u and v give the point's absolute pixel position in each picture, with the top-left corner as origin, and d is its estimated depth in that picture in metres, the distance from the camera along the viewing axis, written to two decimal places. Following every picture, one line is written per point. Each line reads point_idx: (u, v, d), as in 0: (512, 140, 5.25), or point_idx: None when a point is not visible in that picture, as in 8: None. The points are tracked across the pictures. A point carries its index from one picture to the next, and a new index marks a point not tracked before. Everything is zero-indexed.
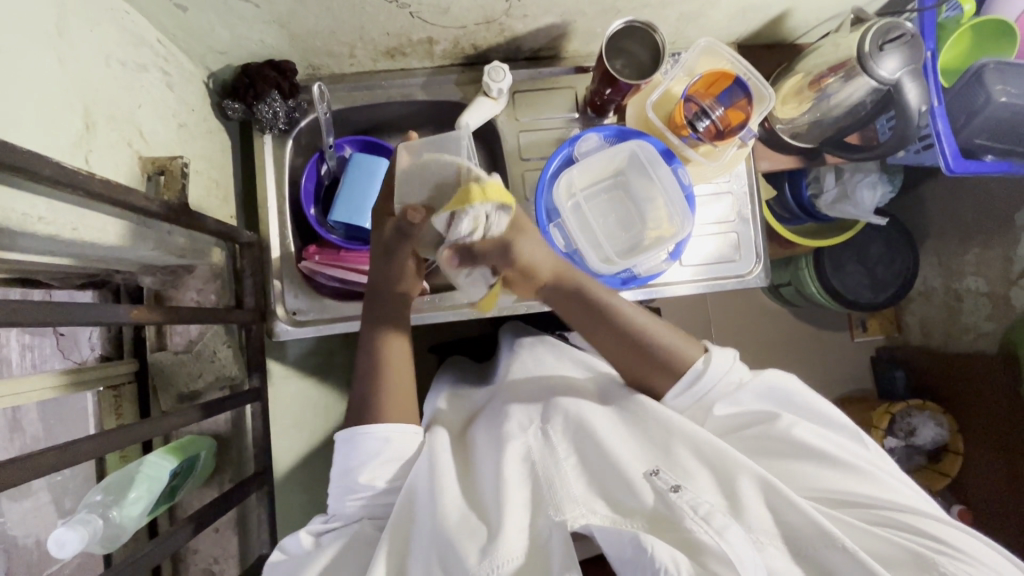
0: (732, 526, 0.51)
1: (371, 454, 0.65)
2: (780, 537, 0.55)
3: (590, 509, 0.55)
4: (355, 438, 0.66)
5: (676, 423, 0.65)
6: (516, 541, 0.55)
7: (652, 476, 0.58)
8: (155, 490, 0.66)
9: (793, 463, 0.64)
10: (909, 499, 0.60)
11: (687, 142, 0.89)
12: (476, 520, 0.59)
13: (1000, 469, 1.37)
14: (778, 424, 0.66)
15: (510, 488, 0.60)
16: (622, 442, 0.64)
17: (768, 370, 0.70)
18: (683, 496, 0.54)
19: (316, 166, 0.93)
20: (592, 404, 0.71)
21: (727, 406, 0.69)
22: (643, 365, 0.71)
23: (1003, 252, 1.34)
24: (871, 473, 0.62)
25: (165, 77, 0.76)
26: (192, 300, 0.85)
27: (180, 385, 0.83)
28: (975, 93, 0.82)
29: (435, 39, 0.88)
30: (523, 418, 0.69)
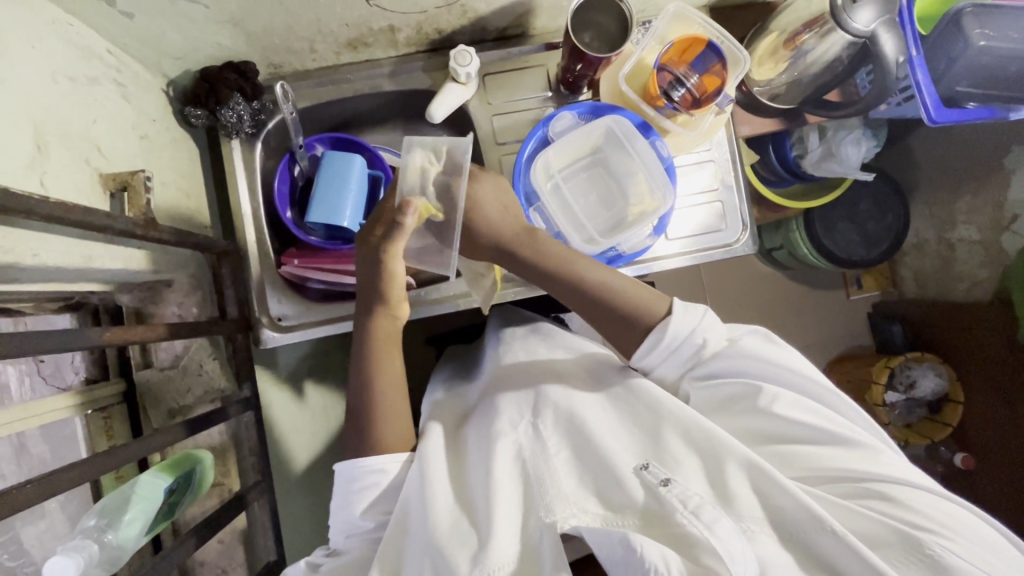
0: (722, 519, 0.51)
1: (370, 485, 0.66)
2: (768, 520, 0.55)
3: (581, 509, 0.56)
4: (350, 468, 0.66)
5: (664, 407, 0.66)
6: (507, 546, 0.56)
7: (641, 471, 0.59)
8: (149, 510, 0.65)
9: (789, 444, 0.63)
10: (900, 472, 0.60)
11: (663, 112, 0.87)
12: (467, 526, 0.59)
13: (1002, 414, 1.39)
14: (763, 397, 0.65)
15: (500, 489, 0.60)
16: (609, 432, 0.64)
17: (736, 337, 0.69)
18: (673, 490, 0.55)
19: (288, 167, 0.91)
20: (583, 393, 0.70)
21: (700, 375, 0.70)
22: (618, 327, 0.72)
23: (994, 199, 1.34)
24: (863, 447, 0.62)
25: (120, 89, 0.73)
26: (173, 315, 0.83)
27: (170, 402, 0.83)
28: (952, 40, 0.78)
29: (396, 27, 0.85)
30: (514, 413, 0.69)
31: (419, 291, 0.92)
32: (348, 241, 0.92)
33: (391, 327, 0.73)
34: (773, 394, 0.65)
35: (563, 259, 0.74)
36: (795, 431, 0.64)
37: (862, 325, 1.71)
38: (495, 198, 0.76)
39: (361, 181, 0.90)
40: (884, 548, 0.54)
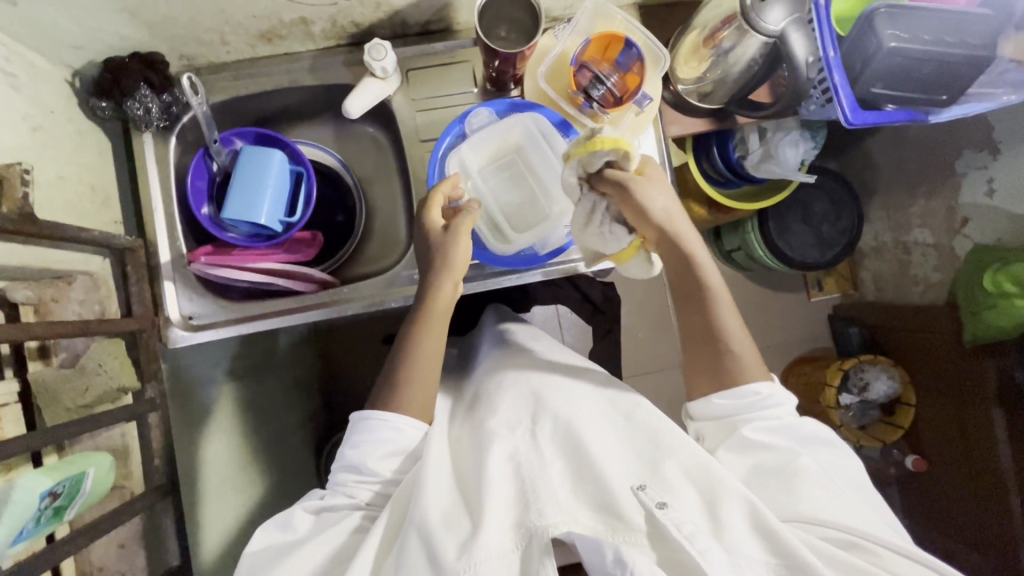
0: (713, 549, 0.55)
1: (386, 438, 0.72)
2: (765, 560, 0.57)
3: (573, 517, 0.59)
4: (365, 421, 0.74)
5: (674, 445, 0.67)
6: (497, 541, 0.60)
7: (637, 491, 0.61)
8: (22, 517, 0.63)
9: (797, 485, 0.65)
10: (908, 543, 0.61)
11: (585, 111, 0.86)
12: (459, 514, 0.64)
13: (951, 417, 1.39)
14: (798, 459, 0.68)
15: (494, 488, 0.64)
16: (608, 453, 0.67)
17: (805, 418, 0.73)
18: (668, 514, 0.58)
19: (203, 163, 0.89)
20: (586, 412, 0.74)
21: (760, 427, 0.71)
22: (708, 368, 0.75)
23: (946, 203, 1.34)
24: (866, 514, 0.64)
25: (9, 78, 0.71)
26: (74, 314, 0.79)
27: (67, 402, 0.76)
28: (866, 39, 0.77)
29: (309, 19, 0.83)
30: (514, 418, 0.74)
31: (342, 288, 0.91)
32: (270, 237, 0.90)
33: (442, 303, 0.78)
34: (807, 462, 0.68)
35: (693, 283, 0.77)
36: (819, 483, 0.66)
37: (821, 327, 1.72)
38: (661, 205, 0.74)
39: (278, 176, 0.88)
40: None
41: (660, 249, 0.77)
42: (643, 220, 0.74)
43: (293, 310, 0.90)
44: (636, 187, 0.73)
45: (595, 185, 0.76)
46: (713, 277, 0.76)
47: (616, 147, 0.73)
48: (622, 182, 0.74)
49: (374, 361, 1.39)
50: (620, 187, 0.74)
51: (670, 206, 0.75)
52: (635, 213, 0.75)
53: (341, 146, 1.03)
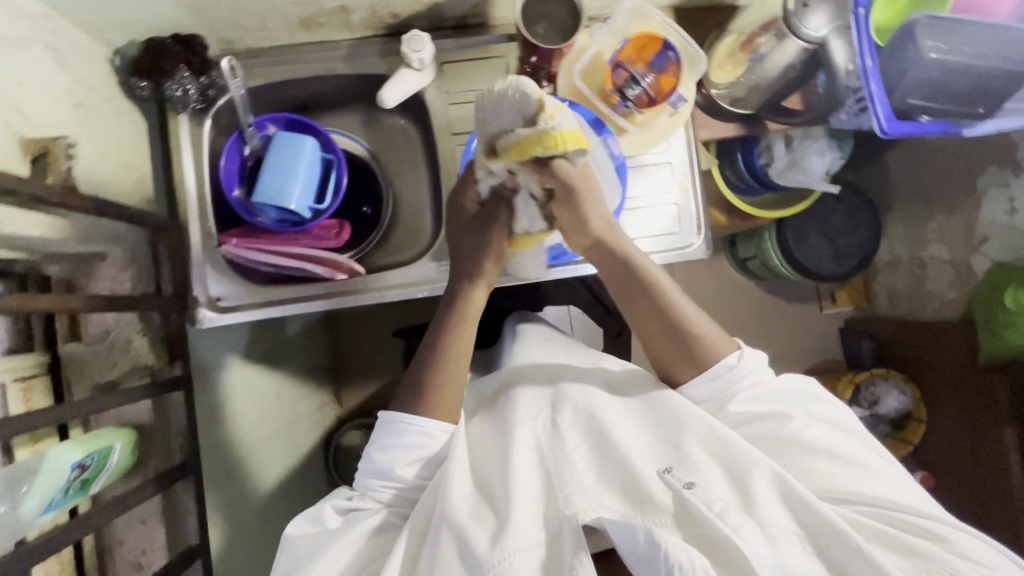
0: (745, 523, 0.56)
1: (415, 443, 0.73)
2: (796, 532, 0.60)
3: (601, 503, 0.61)
4: (393, 424, 0.75)
5: (685, 419, 0.71)
6: (528, 532, 0.62)
7: (663, 473, 0.64)
8: (52, 487, 0.64)
9: (812, 460, 0.68)
10: (921, 503, 0.64)
11: (618, 110, 0.87)
12: (484, 509, 0.66)
13: (960, 434, 1.39)
14: (792, 424, 0.71)
15: (519, 478, 0.66)
16: (628, 437, 0.70)
17: (785, 377, 0.77)
18: (696, 492, 0.60)
19: (237, 146, 0.90)
20: (602, 397, 0.76)
21: (743, 400, 0.74)
22: (676, 355, 0.77)
23: (965, 220, 1.34)
24: (878, 473, 0.67)
25: (55, 54, 0.72)
26: (106, 289, 0.80)
27: (95, 376, 0.79)
28: (906, 51, 0.77)
29: (349, 8, 0.84)
30: (532, 409, 0.76)
31: (366, 277, 0.92)
32: (297, 224, 0.90)
33: (476, 300, 0.82)
34: (804, 424, 0.71)
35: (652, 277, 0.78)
36: (830, 451, 0.69)
37: (833, 338, 1.72)
38: (599, 210, 0.77)
39: (310, 162, 0.89)
40: (906, 562, 0.58)
41: (595, 256, 0.80)
42: (581, 230, 0.78)
43: (320, 298, 0.90)
44: (582, 189, 0.74)
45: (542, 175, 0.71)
46: (655, 271, 0.79)
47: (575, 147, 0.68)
48: (566, 182, 0.72)
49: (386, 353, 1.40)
50: (567, 190, 0.73)
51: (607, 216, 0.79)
52: (574, 218, 0.76)
53: (371, 136, 1.03)
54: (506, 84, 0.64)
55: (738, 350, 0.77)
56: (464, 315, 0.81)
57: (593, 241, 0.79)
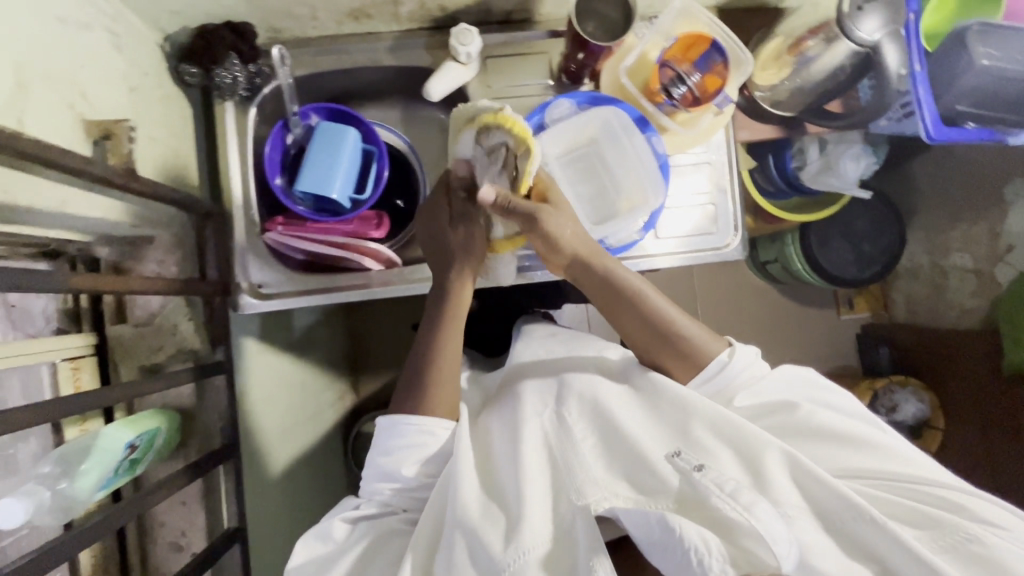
0: (759, 502, 0.53)
1: (417, 445, 0.70)
2: (810, 512, 0.61)
3: (612, 493, 0.62)
4: (394, 427, 0.71)
5: (690, 404, 0.69)
6: (540, 529, 0.62)
7: (674, 458, 0.62)
8: (107, 463, 0.65)
9: (822, 446, 0.68)
10: (927, 469, 0.66)
11: (662, 109, 0.87)
12: (496, 507, 0.65)
13: (978, 442, 1.39)
14: (802, 410, 0.69)
15: (529, 474, 0.66)
16: (636, 426, 0.69)
17: (786, 365, 0.76)
18: (706, 474, 0.58)
19: (281, 135, 0.90)
20: (608, 386, 0.75)
21: (747, 396, 0.73)
22: (665, 350, 0.75)
23: (992, 228, 1.34)
24: (885, 447, 0.68)
25: (113, 37, 0.72)
26: (151, 272, 0.80)
27: (141, 359, 0.81)
28: (956, 57, 0.77)
29: (400, 0, 0.84)
30: (538, 403, 0.75)
31: (402, 270, 0.92)
32: (337, 213, 0.91)
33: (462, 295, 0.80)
34: (810, 408, 0.70)
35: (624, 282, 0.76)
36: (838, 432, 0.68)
37: (850, 344, 1.71)
38: (568, 226, 0.77)
39: (353, 152, 0.89)
40: (923, 531, 0.61)
41: (576, 274, 0.79)
42: (555, 251, 0.77)
43: (360, 288, 0.91)
44: (546, 217, 0.75)
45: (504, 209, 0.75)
46: (628, 274, 0.77)
47: (519, 134, 0.74)
48: (531, 213, 0.75)
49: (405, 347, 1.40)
50: (529, 217, 0.75)
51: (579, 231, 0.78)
52: (545, 241, 0.76)
53: (408, 129, 1.03)
54: (469, 104, 0.79)
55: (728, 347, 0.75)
56: (454, 311, 0.79)
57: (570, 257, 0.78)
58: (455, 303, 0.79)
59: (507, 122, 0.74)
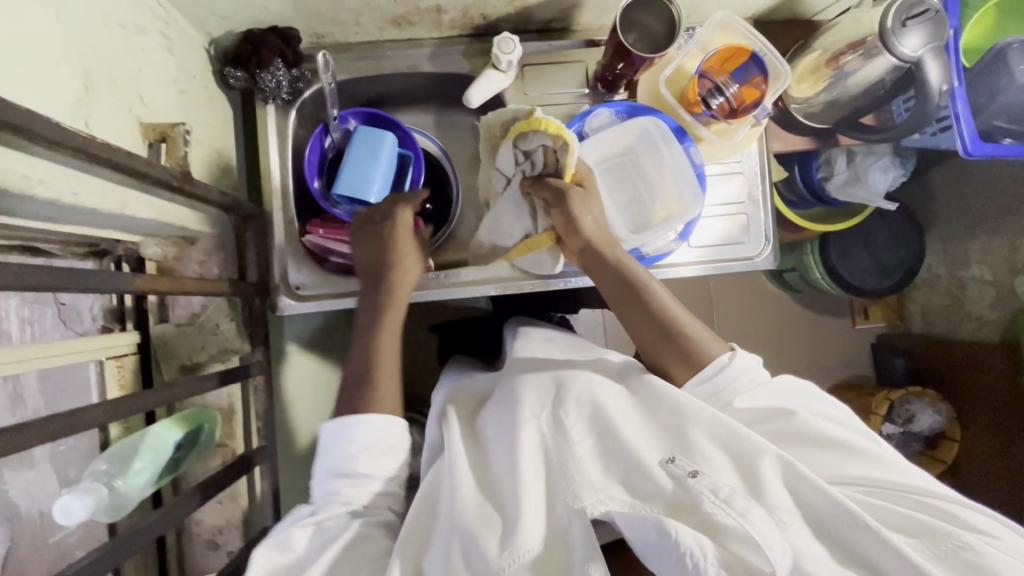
0: (753, 507, 0.52)
1: (370, 442, 0.69)
2: (805, 522, 0.56)
3: (609, 495, 0.58)
4: (344, 427, 0.70)
5: (686, 408, 0.66)
6: (533, 531, 0.58)
7: (667, 463, 0.60)
8: (158, 462, 0.66)
9: (818, 454, 0.64)
10: (920, 479, 0.62)
11: (699, 120, 0.87)
12: (489, 508, 0.62)
13: (996, 454, 1.39)
14: (796, 418, 0.66)
15: (526, 477, 0.62)
16: (632, 427, 0.65)
17: (779, 376, 0.73)
18: (702, 481, 0.56)
19: (320, 138, 0.91)
20: (603, 384, 0.72)
21: (746, 400, 0.70)
22: (668, 352, 0.74)
23: (1010, 241, 1.32)
24: (879, 457, 0.64)
25: (166, 41, 0.73)
26: (194, 272, 0.81)
27: (182, 357, 0.82)
28: (998, 74, 0.80)
29: (443, 8, 0.85)
30: (535, 403, 0.70)
31: (437, 274, 0.92)
32: None
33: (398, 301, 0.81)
34: (806, 417, 0.67)
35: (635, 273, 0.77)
36: (830, 439, 0.65)
37: (865, 354, 1.72)
38: (592, 212, 0.78)
39: (391, 156, 0.89)
40: (915, 539, 0.56)
41: (587, 264, 0.79)
42: (574, 231, 0.77)
43: None
44: (575, 199, 0.77)
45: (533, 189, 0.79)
46: (640, 269, 0.77)
47: (556, 132, 0.74)
48: (560, 191, 0.77)
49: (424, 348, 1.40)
50: (558, 194, 0.77)
51: (601, 221, 0.79)
52: (566, 222, 0.78)
53: (441, 134, 1.04)
54: (497, 112, 0.79)
55: (729, 351, 0.74)
56: (396, 294, 0.81)
57: (586, 245, 0.78)
58: (392, 288, 0.81)
59: (541, 123, 0.74)
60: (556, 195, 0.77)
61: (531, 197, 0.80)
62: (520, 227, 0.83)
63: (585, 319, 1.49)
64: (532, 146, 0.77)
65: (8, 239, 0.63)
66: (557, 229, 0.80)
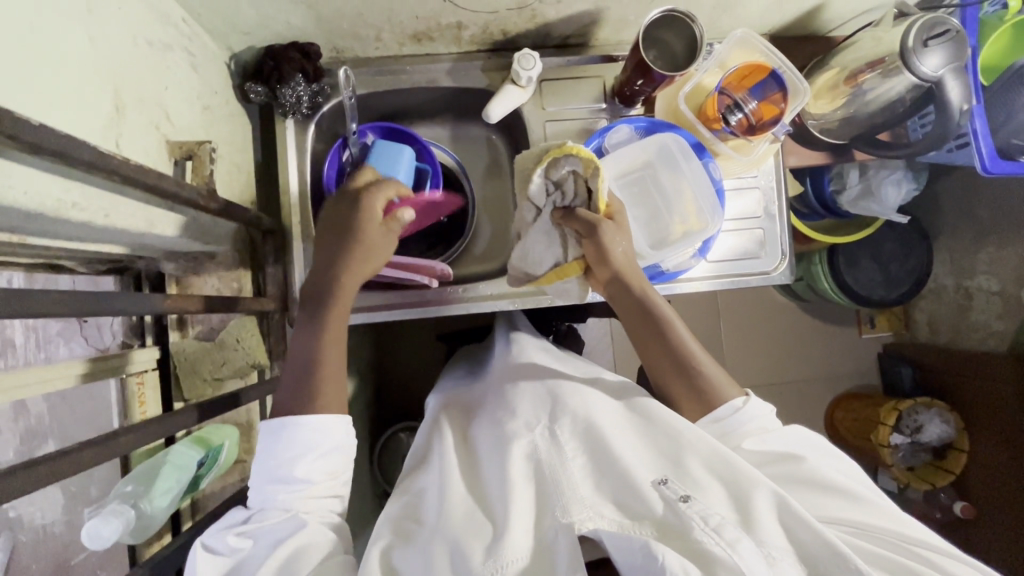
0: (743, 539, 0.52)
1: (309, 445, 0.63)
2: (794, 555, 0.54)
3: (598, 513, 0.57)
4: (280, 429, 0.63)
5: (684, 435, 0.65)
6: (521, 542, 0.57)
7: (659, 485, 0.59)
8: (183, 482, 0.66)
9: (821, 497, 0.62)
10: (925, 535, 0.60)
11: (718, 135, 0.87)
12: (479, 519, 0.62)
13: (1004, 466, 1.39)
14: (806, 464, 0.65)
15: (516, 489, 0.62)
16: (628, 448, 0.64)
17: (792, 427, 0.71)
18: (693, 507, 0.56)
19: (339, 152, 0.90)
20: (600, 409, 0.71)
21: (756, 443, 0.68)
22: (683, 391, 0.74)
23: (1019, 253, 1.33)
24: (884, 509, 0.62)
25: (190, 58, 0.73)
26: (213, 287, 0.81)
27: (205, 373, 0.80)
28: (1015, 92, 0.83)
29: (464, 24, 0.86)
30: (530, 415, 0.71)
31: (457, 288, 0.93)
32: None
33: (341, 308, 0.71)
34: (816, 464, 0.65)
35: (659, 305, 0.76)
36: (834, 485, 0.63)
37: (871, 363, 1.72)
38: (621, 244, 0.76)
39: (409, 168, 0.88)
40: None
41: (612, 292, 0.78)
42: (603, 259, 0.76)
43: (414, 306, 0.91)
44: (607, 231, 0.75)
45: (565, 221, 0.78)
46: (665, 305, 0.76)
47: (587, 158, 0.75)
48: (592, 222, 0.75)
49: (432, 357, 1.40)
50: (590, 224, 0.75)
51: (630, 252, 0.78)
52: (597, 252, 0.76)
53: (456, 146, 1.04)
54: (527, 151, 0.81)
55: (743, 395, 0.73)
56: (339, 302, 0.71)
57: (611, 274, 0.77)
58: (343, 295, 0.72)
59: (573, 150, 0.75)
60: (588, 226, 0.75)
61: (565, 230, 0.79)
62: (550, 254, 0.81)
63: (593, 328, 1.49)
64: (564, 175, 0.77)
65: (32, 258, 0.63)
66: (587, 258, 0.78)
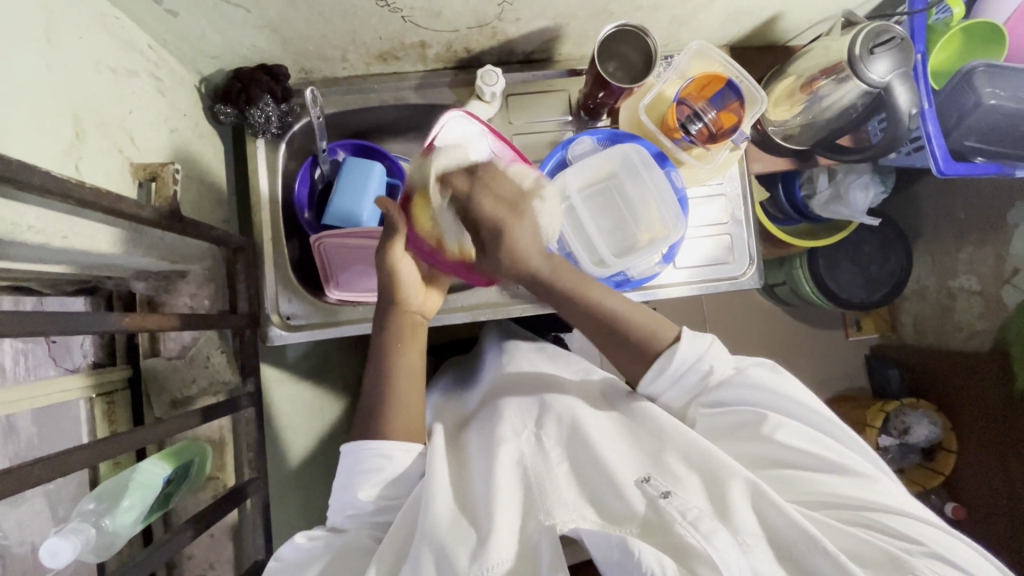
0: (718, 531, 0.52)
1: (374, 469, 0.67)
2: (764, 537, 0.55)
3: (580, 515, 0.57)
4: (355, 452, 0.68)
5: (666, 432, 0.66)
6: (505, 546, 0.57)
7: (641, 483, 0.60)
8: (148, 500, 0.66)
9: (794, 470, 0.63)
10: (890, 497, 0.61)
11: (680, 144, 0.89)
12: (466, 525, 0.60)
13: (992, 466, 1.38)
14: (776, 432, 0.64)
15: (502, 495, 0.61)
16: (611, 449, 0.65)
17: (750, 369, 0.69)
18: (672, 501, 0.56)
19: (310, 170, 0.93)
20: (586, 410, 0.72)
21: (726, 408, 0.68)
22: (624, 349, 0.72)
23: (996, 251, 1.34)
24: (853, 472, 0.62)
25: (157, 82, 0.75)
26: (185, 305, 0.82)
27: (173, 391, 0.83)
28: (965, 95, 0.84)
29: (427, 43, 0.88)
30: (517, 422, 0.71)
31: None
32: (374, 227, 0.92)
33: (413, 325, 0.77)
34: (776, 423, 0.65)
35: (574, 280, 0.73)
36: (797, 459, 0.64)
37: (859, 365, 1.71)
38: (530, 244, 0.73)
39: (380, 182, 0.90)
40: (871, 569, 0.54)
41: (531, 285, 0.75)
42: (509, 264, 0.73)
43: None
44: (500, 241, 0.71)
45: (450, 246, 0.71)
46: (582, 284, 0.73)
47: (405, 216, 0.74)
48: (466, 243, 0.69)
49: None
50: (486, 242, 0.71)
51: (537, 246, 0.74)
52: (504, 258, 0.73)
53: None
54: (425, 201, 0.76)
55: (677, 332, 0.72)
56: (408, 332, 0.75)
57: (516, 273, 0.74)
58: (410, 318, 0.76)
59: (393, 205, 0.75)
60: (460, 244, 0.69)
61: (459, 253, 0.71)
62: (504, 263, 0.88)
63: None
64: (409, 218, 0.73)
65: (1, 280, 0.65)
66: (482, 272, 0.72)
